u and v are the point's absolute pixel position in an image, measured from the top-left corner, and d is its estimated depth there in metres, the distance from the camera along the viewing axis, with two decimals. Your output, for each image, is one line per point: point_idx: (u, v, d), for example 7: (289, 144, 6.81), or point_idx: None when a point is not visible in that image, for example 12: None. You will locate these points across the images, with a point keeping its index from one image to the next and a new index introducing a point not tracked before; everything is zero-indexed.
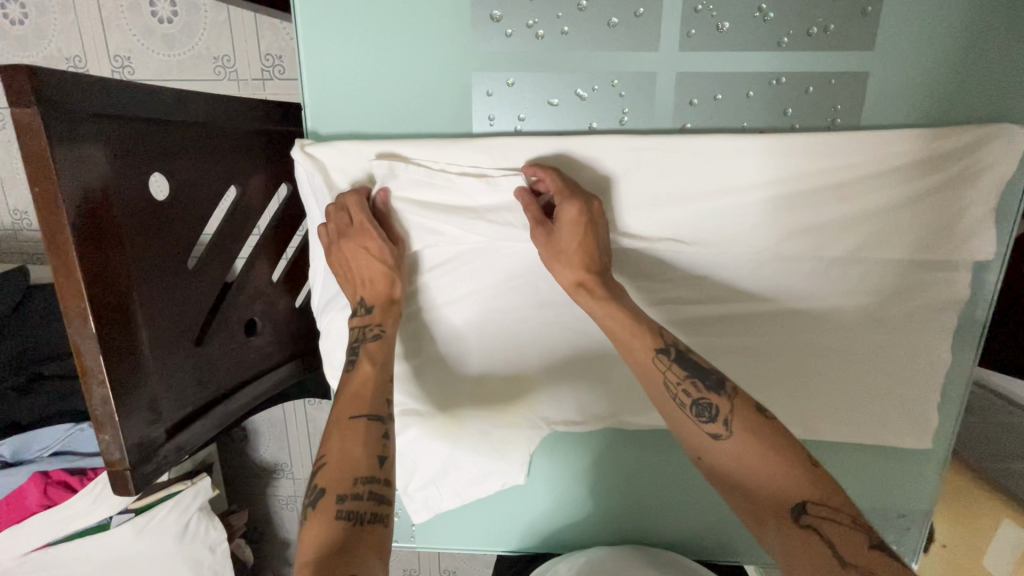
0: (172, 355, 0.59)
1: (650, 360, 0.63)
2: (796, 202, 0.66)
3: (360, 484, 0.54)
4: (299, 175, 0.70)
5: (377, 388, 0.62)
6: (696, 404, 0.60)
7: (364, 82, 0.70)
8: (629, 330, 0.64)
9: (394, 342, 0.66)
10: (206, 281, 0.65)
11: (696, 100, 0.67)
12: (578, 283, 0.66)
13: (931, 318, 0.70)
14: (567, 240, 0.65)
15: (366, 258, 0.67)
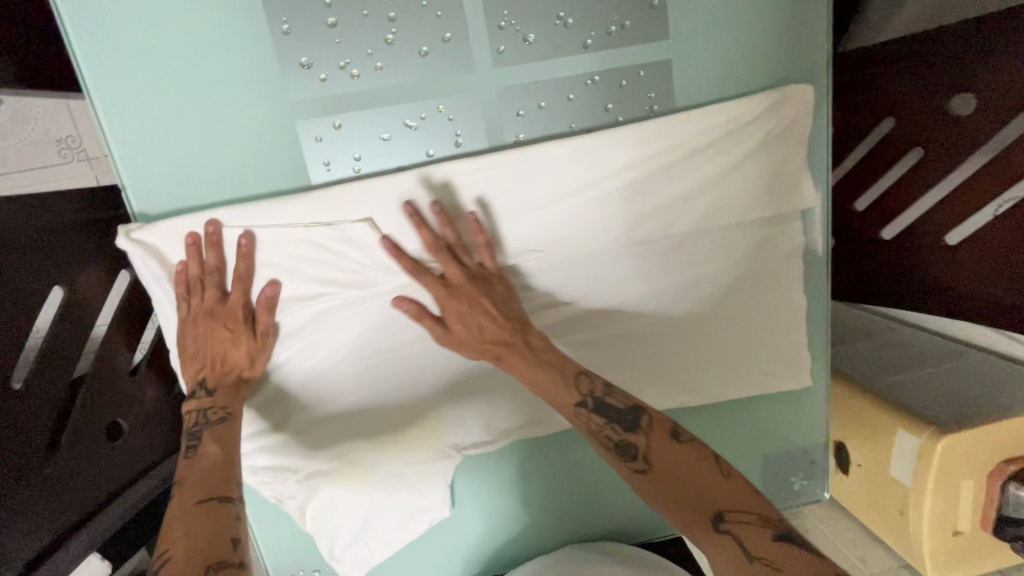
0: (17, 490, 0.53)
1: (572, 416, 0.59)
2: (633, 187, 0.70)
3: (212, 565, 0.48)
4: (135, 263, 0.65)
5: (222, 473, 0.59)
6: (618, 442, 0.56)
7: (176, 153, 0.64)
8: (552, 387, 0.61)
9: (238, 427, 0.65)
10: (41, 394, 0.58)
11: (523, 111, 0.67)
12: (497, 354, 0.64)
13: (778, 271, 0.76)
14: (469, 330, 0.65)
15: (226, 344, 0.66)
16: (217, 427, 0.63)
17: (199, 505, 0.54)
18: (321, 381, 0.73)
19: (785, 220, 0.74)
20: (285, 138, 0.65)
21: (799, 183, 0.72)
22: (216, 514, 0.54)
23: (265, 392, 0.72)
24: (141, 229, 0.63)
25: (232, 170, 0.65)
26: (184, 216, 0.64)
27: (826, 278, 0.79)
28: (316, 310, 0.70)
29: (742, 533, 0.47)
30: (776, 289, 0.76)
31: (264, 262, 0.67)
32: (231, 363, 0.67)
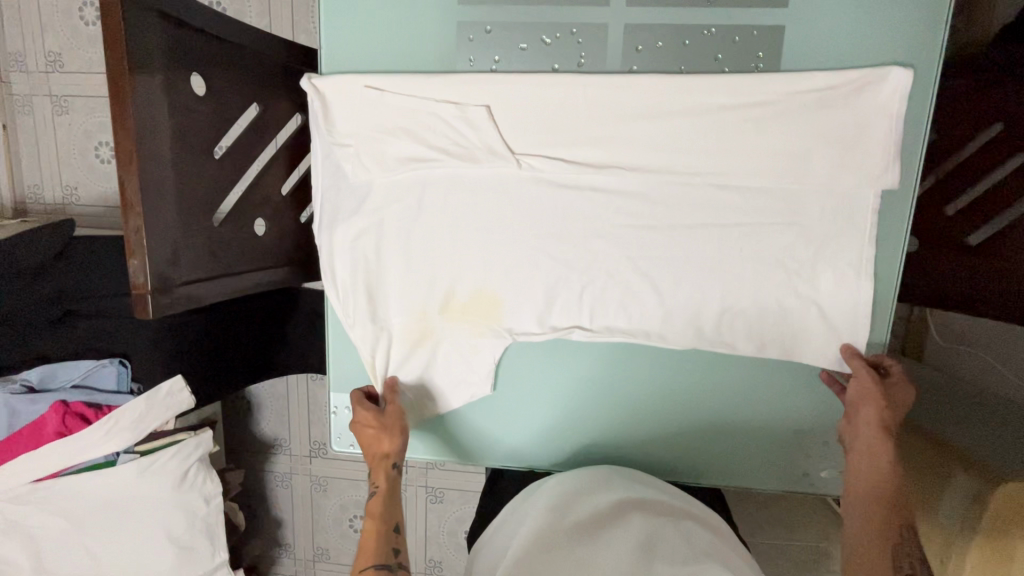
0: (195, 222, 0.70)
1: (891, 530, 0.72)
2: (721, 135, 0.77)
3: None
4: (308, 106, 0.83)
5: (380, 527, 0.79)
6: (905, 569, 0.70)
7: (363, 29, 0.82)
8: (891, 501, 0.74)
9: (391, 456, 0.84)
10: (228, 171, 0.75)
11: (641, 47, 0.78)
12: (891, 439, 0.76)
13: (851, 247, 0.79)
14: (894, 397, 0.77)
15: (363, 431, 0.85)
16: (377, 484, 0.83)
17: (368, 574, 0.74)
18: (411, 236, 0.86)
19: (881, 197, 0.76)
20: (445, 32, 0.81)
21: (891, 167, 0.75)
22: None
23: (372, 236, 0.86)
24: (319, 78, 0.81)
25: (399, 51, 0.82)
26: (351, 76, 0.81)
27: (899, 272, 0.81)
28: (431, 177, 0.83)
29: None
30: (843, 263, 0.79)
31: (398, 125, 0.81)
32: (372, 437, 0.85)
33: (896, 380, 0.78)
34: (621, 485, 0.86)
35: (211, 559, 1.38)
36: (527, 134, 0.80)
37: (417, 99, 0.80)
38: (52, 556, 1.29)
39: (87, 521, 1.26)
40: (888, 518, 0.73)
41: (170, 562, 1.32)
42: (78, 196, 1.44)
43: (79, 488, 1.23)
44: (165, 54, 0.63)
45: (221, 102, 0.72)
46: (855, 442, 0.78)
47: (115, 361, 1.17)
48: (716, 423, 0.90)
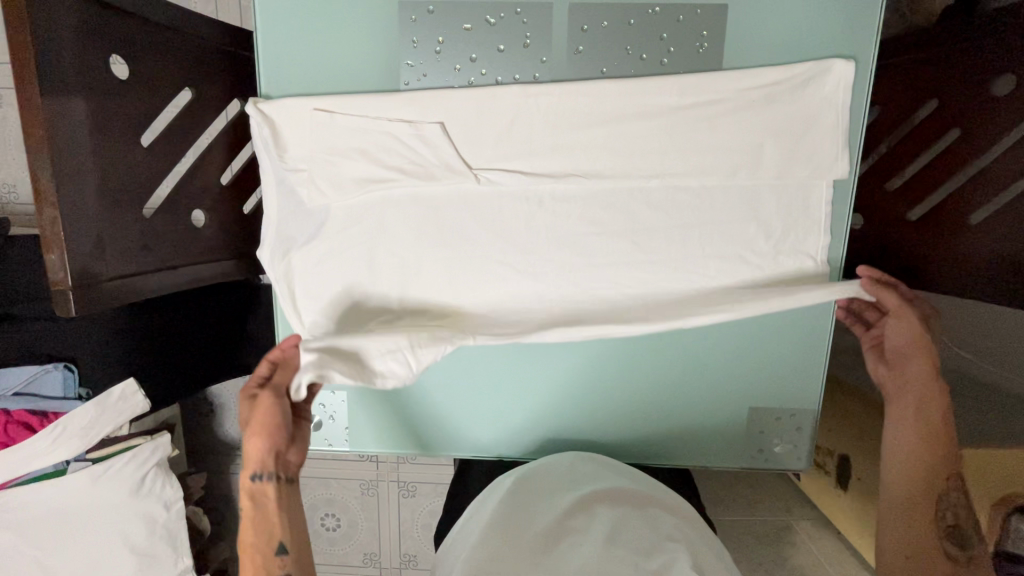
0: (121, 214, 0.66)
1: (933, 484, 0.72)
2: (669, 119, 0.77)
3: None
4: (253, 131, 0.80)
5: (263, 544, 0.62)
6: (954, 534, 0.70)
7: (300, 11, 0.79)
8: (936, 454, 0.73)
9: (254, 449, 0.63)
10: (158, 160, 0.72)
11: (587, 27, 0.77)
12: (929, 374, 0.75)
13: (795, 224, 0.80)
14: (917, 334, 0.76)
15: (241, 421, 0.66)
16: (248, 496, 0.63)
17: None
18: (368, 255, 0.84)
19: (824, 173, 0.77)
20: (387, 14, 0.78)
21: (838, 147, 0.76)
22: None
23: (329, 258, 0.85)
24: (266, 103, 0.79)
25: (339, 32, 0.79)
26: (297, 99, 0.79)
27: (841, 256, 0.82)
28: (385, 196, 0.81)
29: None
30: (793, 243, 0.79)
31: (351, 147, 0.79)
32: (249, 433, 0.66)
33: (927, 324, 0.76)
34: (583, 472, 0.88)
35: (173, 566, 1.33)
36: (481, 148, 0.79)
37: (366, 117, 0.78)
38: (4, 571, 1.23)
39: (39, 531, 1.21)
40: (928, 474, 0.73)
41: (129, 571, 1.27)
42: (13, 196, 1.35)
43: (26, 500, 1.17)
44: (78, 32, 0.59)
45: (146, 87, 0.69)
46: (893, 396, 0.77)
47: (59, 366, 1.07)
48: (674, 402, 0.90)
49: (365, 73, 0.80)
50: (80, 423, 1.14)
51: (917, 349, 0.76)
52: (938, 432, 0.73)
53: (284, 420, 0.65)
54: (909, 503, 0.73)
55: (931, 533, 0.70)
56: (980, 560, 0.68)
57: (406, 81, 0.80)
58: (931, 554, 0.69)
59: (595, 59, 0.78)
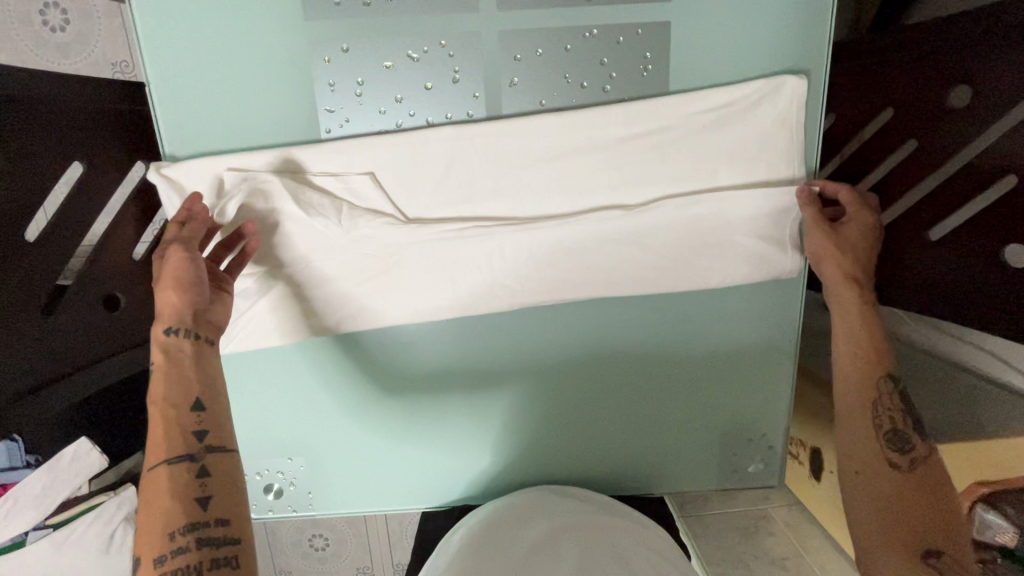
0: (10, 325, 0.61)
1: (876, 385, 0.71)
2: (617, 150, 0.71)
3: (187, 532, 0.54)
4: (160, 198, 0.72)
5: (172, 419, 0.58)
6: (897, 435, 0.69)
7: (196, 61, 0.69)
8: (871, 358, 0.71)
9: (162, 299, 0.61)
10: (50, 253, 0.65)
11: (521, 55, 0.70)
12: (850, 277, 0.72)
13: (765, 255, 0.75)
14: (854, 233, 0.71)
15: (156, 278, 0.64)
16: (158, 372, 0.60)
17: (162, 470, 0.56)
18: (321, 321, 0.78)
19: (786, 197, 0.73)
20: (296, 57, 0.69)
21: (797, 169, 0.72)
22: (177, 473, 0.56)
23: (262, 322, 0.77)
24: (168, 165, 0.70)
25: (245, 82, 0.70)
26: (204, 158, 0.71)
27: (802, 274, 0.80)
28: (327, 260, 0.75)
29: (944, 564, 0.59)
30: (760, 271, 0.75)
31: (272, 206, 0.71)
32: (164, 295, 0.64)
33: (857, 225, 0.72)
34: (558, 500, 0.83)
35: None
36: (418, 197, 0.72)
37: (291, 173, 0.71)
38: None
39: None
40: (864, 377, 0.71)
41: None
42: None
43: None
44: None
45: (21, 174, 0.60)
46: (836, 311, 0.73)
47: None
48: (645, 433, 0.88)
49: (281, 124, 0.72)
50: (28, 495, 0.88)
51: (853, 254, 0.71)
52: (871, 333, 0.71)
53: (202, 279, 0.64)
54: (849, 411, 0.71)
55: (873, 440, 0.69)
56: (920, 457, 0.67)
57: (328, 129, 0.72)
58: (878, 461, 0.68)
59: (533, 91, 0.71)
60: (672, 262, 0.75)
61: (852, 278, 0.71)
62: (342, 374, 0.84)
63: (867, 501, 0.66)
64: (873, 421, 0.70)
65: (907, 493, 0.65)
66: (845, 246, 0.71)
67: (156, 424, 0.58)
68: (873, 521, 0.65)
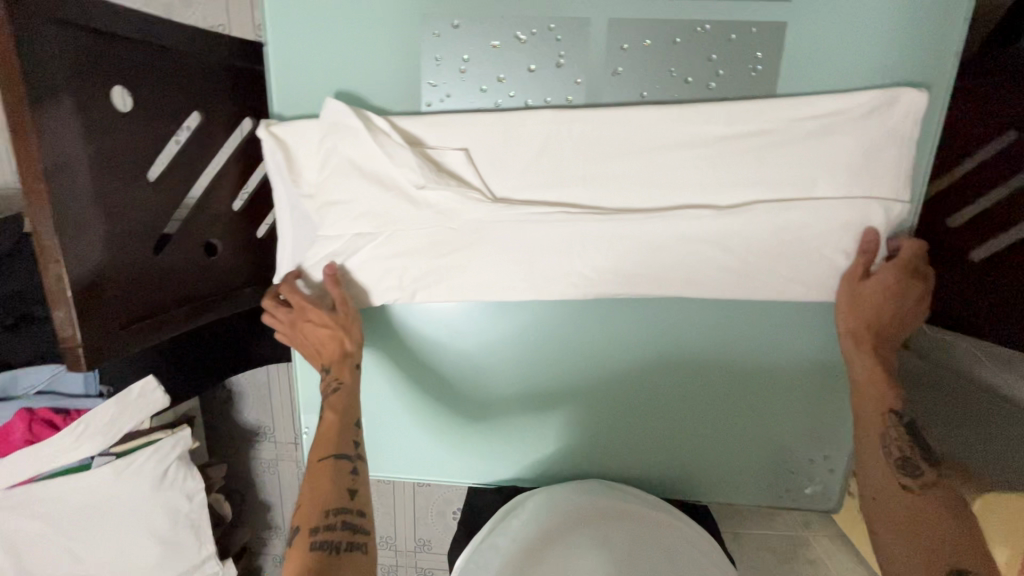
0: (130, 259, 0.63)
1: (883, 416, 0.69)
2: (715, 148, 0.70)
3: (337, 513, 0.64)
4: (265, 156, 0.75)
5: (342, 431, 0.71)
6: (906, 462, 0.67)
7: (312, 26, 0.72)
8: (879, 395, 0.70)
9: (337, 345, 0.75)
10: (165, 194, 0.68)
11: (627, 45, 0.69)
12: (851, 332, 0.72)
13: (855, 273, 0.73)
14: (871, 291, 0.70)
15: (313, 327, 0.74)
16: (334, 395, 0.73)
17: (328, 461, 0.68)
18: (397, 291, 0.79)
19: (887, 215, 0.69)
20: (407, 30, 0.71)
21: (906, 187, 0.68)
22: (340, 467, 0.68)
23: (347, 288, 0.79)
24: (279, 124, 0.74)
25: (356, 49, 0.72)
26: (308, 120, 0.74)
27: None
28: (414, 230, 0.75)
29: None
30: None
31: (366, 170, 0.72)
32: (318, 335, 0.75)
33: (885, 283, 0.69)
34: (610, 497, 0.82)
35: (197, 552, 1.28)
36: (508, 177, 0.73)
37: (387, 139, 0.71)
38: (31, 557, 1.16)
39: (65, 523, 1.13)
40: (870, 408, 0.70)
41: (151, 560, 1.21)
42: None
43: (27, 512, 1.12)
44: (75, 68, 0.54)
45: (150, 118, 0.64)
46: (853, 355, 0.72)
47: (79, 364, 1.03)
48: (701, 440, 0.87)
49: (384, 93, 0.74)
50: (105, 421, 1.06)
51: (856, 314, 0.71)
52: (878, 378, 0.70)
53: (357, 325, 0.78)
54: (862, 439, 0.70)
55: (886, 469, 0.67)
56: (934, 483, 0.65)
57: (428, 102, 0.74)
58: (889, 489, 0.66)
59: (635, 82, 0.71)
60: (757, 270, 0.73)
61: (858, 333, 0.71)
62: (407, 345, 0.86)
63: (887, 532, 0.64)
64: (883, 452, 0.68)
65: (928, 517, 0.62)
66: (854, 302, 0.71)
67: (331, 425, 0.72)
68: (903, 545, 0.62)
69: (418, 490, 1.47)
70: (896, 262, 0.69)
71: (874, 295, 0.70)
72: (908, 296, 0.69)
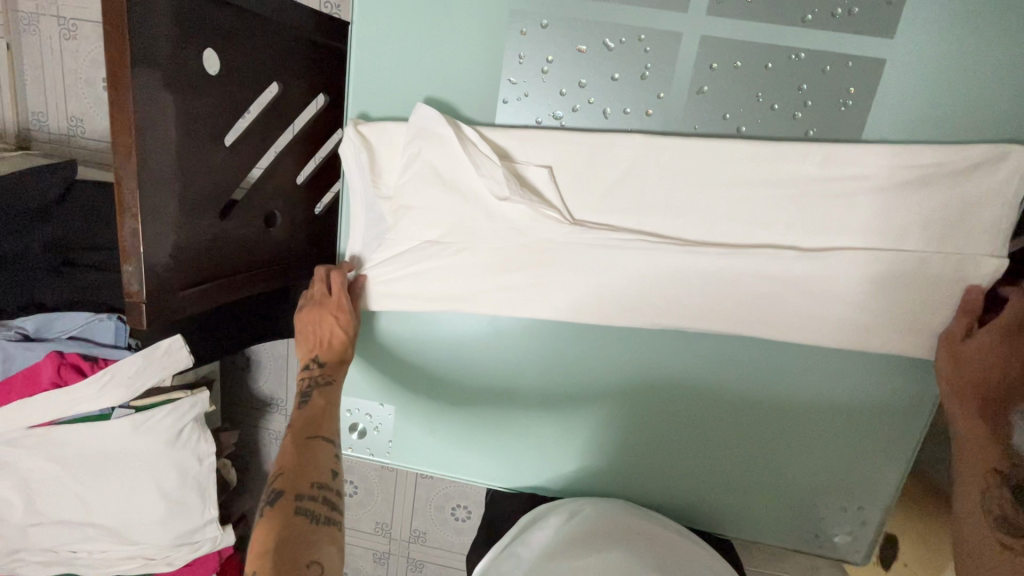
0: (198, 221, 0.63)
1: (988, 470, 0.67)
2: (790, 179, 0.69)
3: (321, 488, 0.67)
4: (345, 151, 0.75)
5: (328, 419, 0.75)
6: (1007, 521, 0.65)
7: (400, 9, 0.72)
8: (984, 452, 0.68)
9: (340, 346, 0.79)
10: (237, 160, 0.67)
11: (717, 65, 0.68)
12: (954, 389, 0.70)
13: (924, 327, 0.70)
14: (973, 351, 0.68)
15: (331, 325, 0.78)
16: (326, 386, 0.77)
17: (316, 440, 0.72)
18: (452, 292, 0.79)
19: (960, 270, 0.68)
20: (494, 23, 0.70)
21: (987, 243, 0.66)
22: (326, 447, 0.72)
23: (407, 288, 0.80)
24: (366, 124, 0.75)
25: (440, 37, 0.72)
26: (396, 122, 0.75)
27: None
28: (484, 238, 0.76)
29: None
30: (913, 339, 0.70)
31: (442, 174, 0.74)
32: (331, 333, 0.78)
33: (985, 344, 0.67)
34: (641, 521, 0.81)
35: (200, 516, 1.27)
36: (586, 197, 0.73)
37: (472, 147, 0.72)
38: (42, 497, 1.17)
39: (79, 468, 1.14)
40: (973, 460, 0.68)
41: (156, 517, 1.20)
42: (85, 128, 1.26)
43: (42, 454, 1.12)
44: (175, 26, 0.54)
45: (234, 82, 0.64)
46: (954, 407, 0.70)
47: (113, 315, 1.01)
48: (733, 473, 0.85)
49: (461, 85, 0.73)
50: (127, 375, 1.03)
51: (961, 369, 0.69)
52: (981, 429, 0.68)
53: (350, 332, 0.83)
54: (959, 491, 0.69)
55: (982, 525, 0.66)
56: None
57: (505, 98, 0.73)
58: (982, 545, 0.65)
59: (718, 104, 0.69)
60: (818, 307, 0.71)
61: (961, 390, 0.69)
62: (446, 340, 0.85)
63: None
64: (982, 508, 0.67)
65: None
66: (958, 360, 0.69)
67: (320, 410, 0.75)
68: None
69: (421, 481, 1.46)
70: (992, 326, 0.67)
71: (984, 359, 0.67)
72: (1018, 357, 0.66)
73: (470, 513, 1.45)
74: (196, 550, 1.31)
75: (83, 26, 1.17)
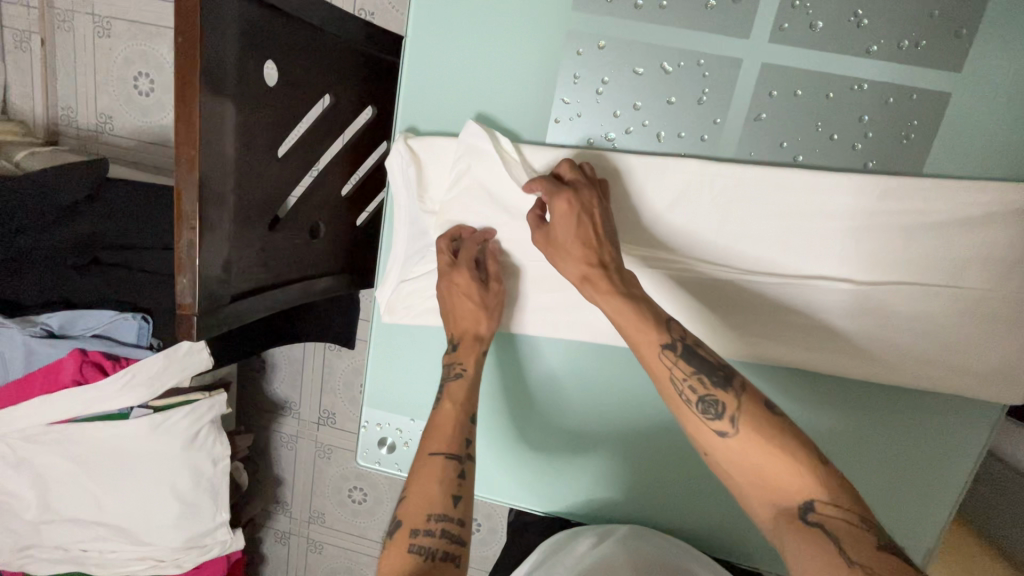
0: (248, 231, 0.62)
1: (656, 356, 0.60)
2: (849, 211, 0.67)
3: (436, 517, 0.59)
4: (393, 165, 0.75)
5: (456, 428, 0.67)
6: (700, 400, 0.57)
7: (456, 24, 0.71)
8: (641, 330, 0.61)
9: (474, 316, 0.74)
10: (287, 172, 0.67)
11: (776, 92, 0.67)
12: (583, 277, 0.64)
13: (979, 367, 0.68)
14: (565, 235, 0.65)
15: (458, 296, 0.74)
16: (455, 381, 0.71)
17: (437, 457, 0.64)
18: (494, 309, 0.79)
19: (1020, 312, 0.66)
20: (551, 42, 0.70)
21: None
22: (447, 466, 0.64)
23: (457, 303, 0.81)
24: (416, 138, 0.74)
25: (495, 54, 0.71)
26: (448, 138, 0.74)
27: (999, 414, 0.73)
28: (530, 257, 0.77)
29: (834, 527, 0.49)
30: (969, 378, 0.69)
31: (491, 192, 0.74)
32: (462, 304, 0.74)
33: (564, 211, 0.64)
34: (674, 550, 0.78)
35: (212, 519, 1.25)
36: (633, 221, 0.73)
37: (523, 165, 0.71)
38: (57, 492, 1.15)
39: (95, 467, 1.12)
40: (640, 343, 0.61)
41: (169, 518, 1.18)
42: (114, 126, 1.26)
43: (59, 450, 1.11)
44: (242, 37, 0.53)
45: (291, 94, 0.64)
46: (594, 288, 0.64)
47: (136, 315, 0.99)
48: None
49: (513, 103, 0.73)
50: (148, 374, 1.01)
51: (563, 253, 0.66)
52: (626, 310, 0.62)
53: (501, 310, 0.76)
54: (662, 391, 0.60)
55: (693, 420, 0.58)
56: (730, 416, 0.56)
57: (556, 117, 0.72)
58: (713, 440, 0.56)
59: (775, 132, 0.68)
60: (867, 340, 0.70)
61: (588, 276, 0.64)
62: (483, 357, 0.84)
63: (751, 498, 0.54)
64: (677, 398, 0.59)
65: (778, 459, 0.53)
66: (571, 246, 0.65)
67: (445, 419, 0.68)
68: (765, 501, 0.53)
69: None
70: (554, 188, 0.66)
71: (569, 241, 0.65)
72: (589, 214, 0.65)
73: (481, 529, 1.42)
74: (206, 554, 1.29)
75: (122, 25, 1.17)
